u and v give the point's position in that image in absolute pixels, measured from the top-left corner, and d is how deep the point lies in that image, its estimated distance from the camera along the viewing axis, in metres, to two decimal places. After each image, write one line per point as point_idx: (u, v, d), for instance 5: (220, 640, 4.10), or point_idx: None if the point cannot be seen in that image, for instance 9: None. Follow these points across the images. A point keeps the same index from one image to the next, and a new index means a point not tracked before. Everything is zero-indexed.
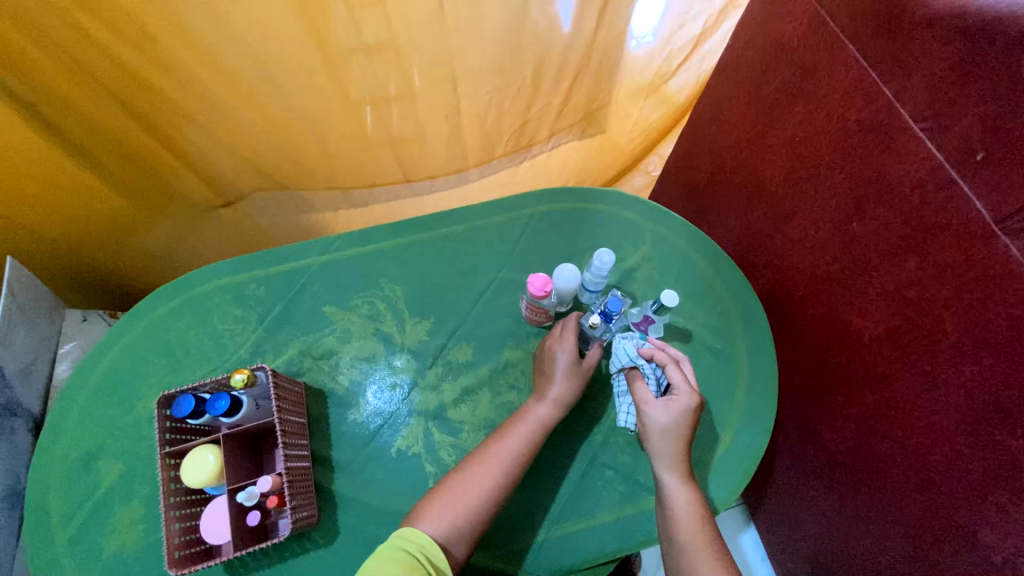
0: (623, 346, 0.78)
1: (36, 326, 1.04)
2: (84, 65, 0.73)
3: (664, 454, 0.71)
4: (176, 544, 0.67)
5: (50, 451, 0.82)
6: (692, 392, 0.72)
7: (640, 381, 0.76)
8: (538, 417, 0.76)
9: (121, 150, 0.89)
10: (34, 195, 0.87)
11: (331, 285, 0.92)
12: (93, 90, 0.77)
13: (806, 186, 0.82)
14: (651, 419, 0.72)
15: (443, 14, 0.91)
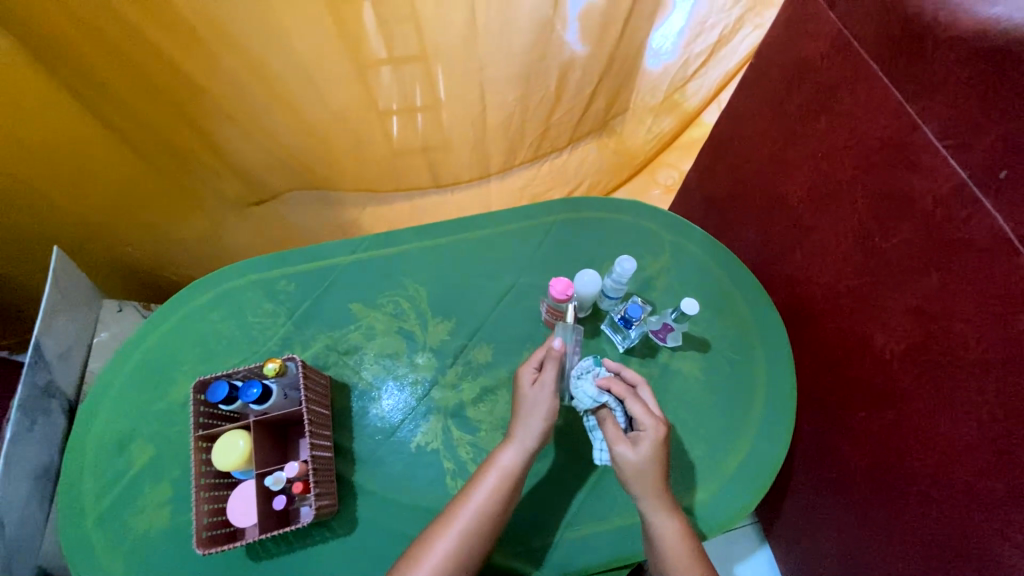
0: (582, 389, 0.70)
1: (77, 314, 1.09)
2: (142, 64, 0.79)
3: (644, 495, 0.67)
4: (204, 524, 0.69)
5: (86, 431, 0.86)
6: (656, 423, 0.67)
7: (610, 420, 0.70)
8: (504, 467, 0.69)
9: (168, 149, 0.94)
10: None
11: (358, 283, 0.95)
12: (146, 89, 0.82)
13: (827, 200, 0.83)
14: (624, 463, 0.67)
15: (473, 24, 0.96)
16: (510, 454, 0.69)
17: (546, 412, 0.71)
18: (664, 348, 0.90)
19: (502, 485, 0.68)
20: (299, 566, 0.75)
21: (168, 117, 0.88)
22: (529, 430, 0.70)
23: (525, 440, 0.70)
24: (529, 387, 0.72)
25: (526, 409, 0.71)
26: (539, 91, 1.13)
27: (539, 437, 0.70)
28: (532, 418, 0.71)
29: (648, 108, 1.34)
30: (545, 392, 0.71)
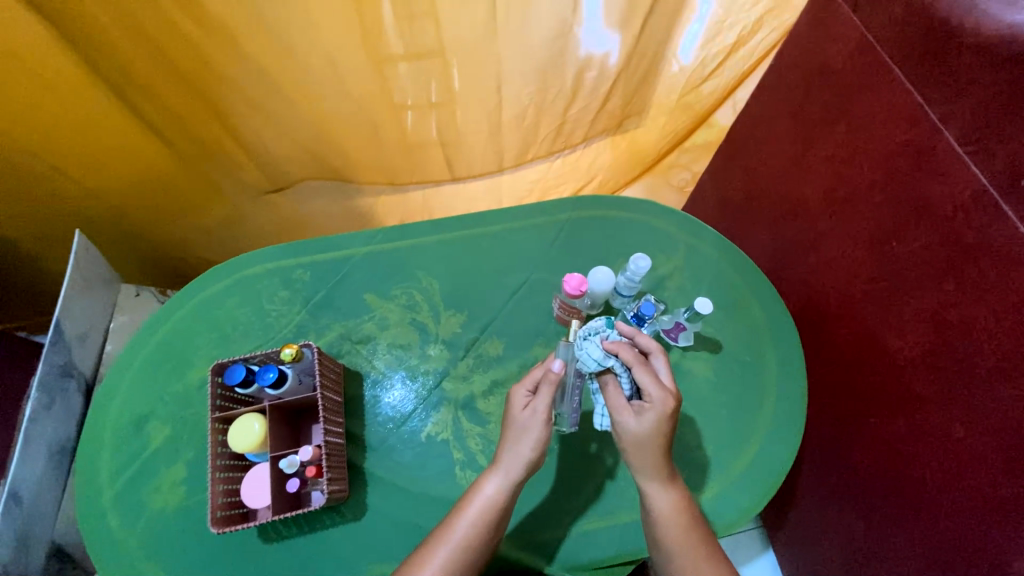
0: (587, 351, 0.68)
1: (95, 296, 1.11)
2: (167, 53, 0.80)
3: (642, 464, 0.67)
4: (219, 504, 0.71)
5: (105, 411, 0.88)
6: (663, 395, 0.65)
7: (613, 385, 0.68)
8: (489, 498, 0.67)
9: (189, 133, 0.95)
10: (111, 168, 0.96)
11: (373, 274, 0.96)
12: (170, 77, 0.84)
13: (844, 204, 0.82)
14: (624, 430, 0.66)
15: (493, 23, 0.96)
16: (494, 486, 0.67)
17: (535, 441, 0.68)
18: (675, 347, 0.90)
19: (483, 518, 0.66)
20: (310, 549, 0.77)
21: (190, 105, 0.90)
22: (517, 459, 0.67)
23: (511, 471, 0.67)
24: (521, 411, 0.69)
25: (516, 436, 0.68)
26: (556, 87, 1.14)
27: (526, 466, 0.68)
28: (519, 445, 0.68)
29: (661, 108, 1.32)
30: (536, 420, 0.67)
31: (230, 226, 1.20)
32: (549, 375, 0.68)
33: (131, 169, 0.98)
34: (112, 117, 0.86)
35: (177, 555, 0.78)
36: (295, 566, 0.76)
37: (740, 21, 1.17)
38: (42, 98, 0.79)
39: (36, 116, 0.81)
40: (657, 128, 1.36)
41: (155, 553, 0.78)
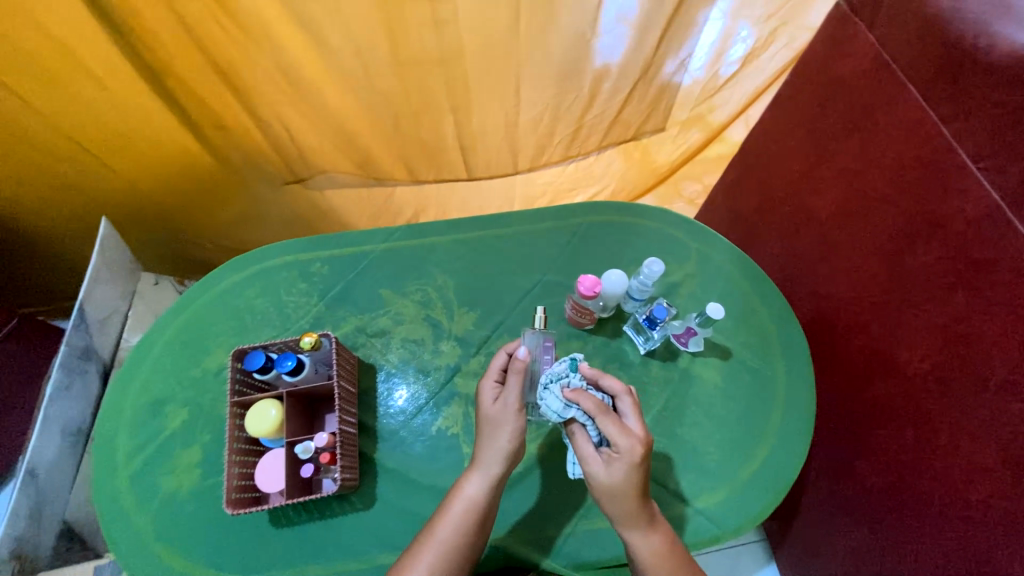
0: (546, 403, 0.68)
1: (118, 281, 1.15)
2: (201, 43, 0.85)
3: (620, 514, 0.66)
4: (234, 486, 0.72)
5: (124, 392, 0.90)
6: (628, 444, 0.62)
7: (580, 435, 0.68)
8: (470, 498, 0.68)
9: (218, 123, 1.00)
10: (144, 153, 1.01)
11: (389, 270, 0.99)
12: (206, 68, 0.89)
13: (857, 216, 0.84)
14: (597, 481, 0.65)
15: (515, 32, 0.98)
16: (475, 485, 0.69)
17: (511, 432, 0.70)
18: (685, 353, 0.91)
19: (466, 519, 0.67)
20: (319, 536, 0.78)
21: (219, 94, 0.94)
22: (494, 454, 0.70)
23: (489, 467, 0.69)
24: (492, 405, 0.72)
25: (491, 431, 0.71)
26: (573, 93, 1.16)
27: (505, 461, 0.70)
28: (495, 441, 0.70)
29: (673, 121, 1.38)
30: (509, 412, 0.71)
31: (253, 214, 1.24)
32: (514, 363, 0.71)
33: (162, 155, 1.03)
34: (147, 105, 0.92)
35: (189, 535, 0.79)
36: (304, 553, 0.77)
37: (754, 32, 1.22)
38: (83, 87, 0.85)
39: (79, 102, 0.88)
40: (666, 143, 1.41)
41: (167, 533, 0.79)
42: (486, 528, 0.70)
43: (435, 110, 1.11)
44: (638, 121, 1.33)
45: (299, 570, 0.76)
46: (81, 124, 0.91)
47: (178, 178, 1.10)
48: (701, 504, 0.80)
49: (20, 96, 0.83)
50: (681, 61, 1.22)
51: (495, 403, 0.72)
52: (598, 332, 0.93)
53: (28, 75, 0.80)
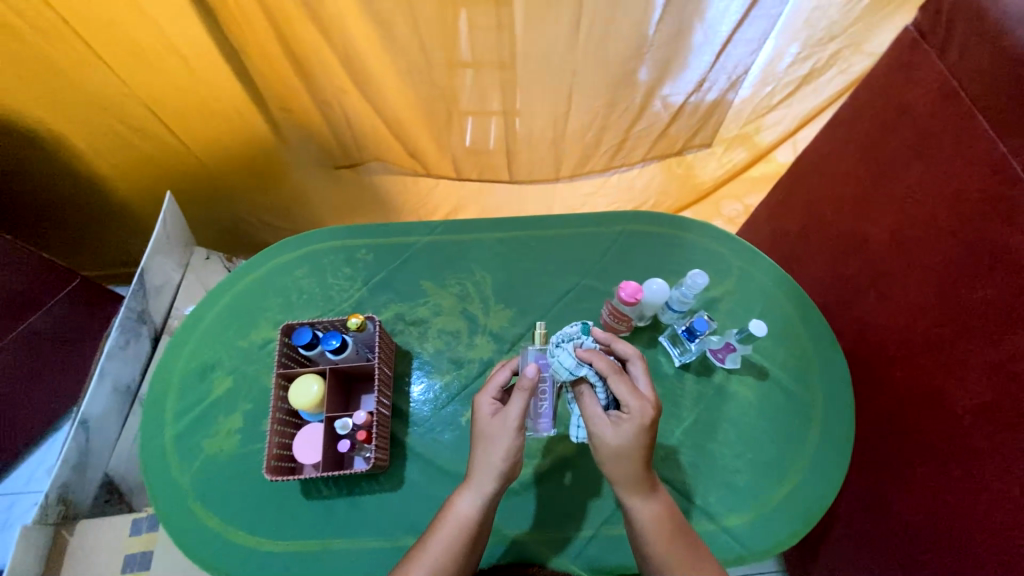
0: (559, 359, 0.69)
1: (174, 253, 1.21)
2: (280, 24, 0.91)
3: (621, 478, 0.67)
4: (273, 454, 0.76)
5: (176, 356, 0.95)
6: (640, 404, 0.65)
7: (588, 395, 0.69)
8: (462, 515, 0.67)
9: (283, 104, 1.08)
10: (213, 131, 1.09)
11: (431, 262, 1.01)
12: (278, 48, 0.95)
13: (912, 245, 0.82)
14: (602, 441, 0.67)
15: (571, 43, 1.00)
16: (467, 502, 0.67)
17: (507, 449, 0.67)
18: (720, 369, 0.90)
19: (457, 536, 0.66)
20: (346, 512, 0.80)
21: (282, 73, 1.00)
22: (488, 471, 0.67)
23: (482, 485, 0.67)
24: (489, 419, 0.69)
25: (486, 446, 0.68)
26: (623, 106, 1.16)
27: (499, 478, 0.67)
28: (489, 457, 0.68)
29: (719, 139, 1.36)
30: (506, 430, 0.67)
31: (305, 198, 1.31)
32: (522, 381, 0.67)
33: (229, 133, 1.10)
34: (223, 86, 0.99)
35: (225, 497, 0.83)
36: (330, 526, 0.79)
37: (812, 57, 1.20)
38: (171, 65, 0.93)
39: (164, 76, 0.95)
40: (710, 163, 1.40)
41: (205, 493, 0.83)
42: (479, 543, 0.69)
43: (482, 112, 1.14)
44: (684, 138, 1.32)
45: (325, 542, 0.78)
46: (162, 98, 1.00)
47: (241, 159, 1.17)
48: (728, 522, 0.79)
49: (115, 74, 0.93)
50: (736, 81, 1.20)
51: (493, 415, 0.70)
52: (634, 341, 0.93)
53: (120, 46, 0.88)
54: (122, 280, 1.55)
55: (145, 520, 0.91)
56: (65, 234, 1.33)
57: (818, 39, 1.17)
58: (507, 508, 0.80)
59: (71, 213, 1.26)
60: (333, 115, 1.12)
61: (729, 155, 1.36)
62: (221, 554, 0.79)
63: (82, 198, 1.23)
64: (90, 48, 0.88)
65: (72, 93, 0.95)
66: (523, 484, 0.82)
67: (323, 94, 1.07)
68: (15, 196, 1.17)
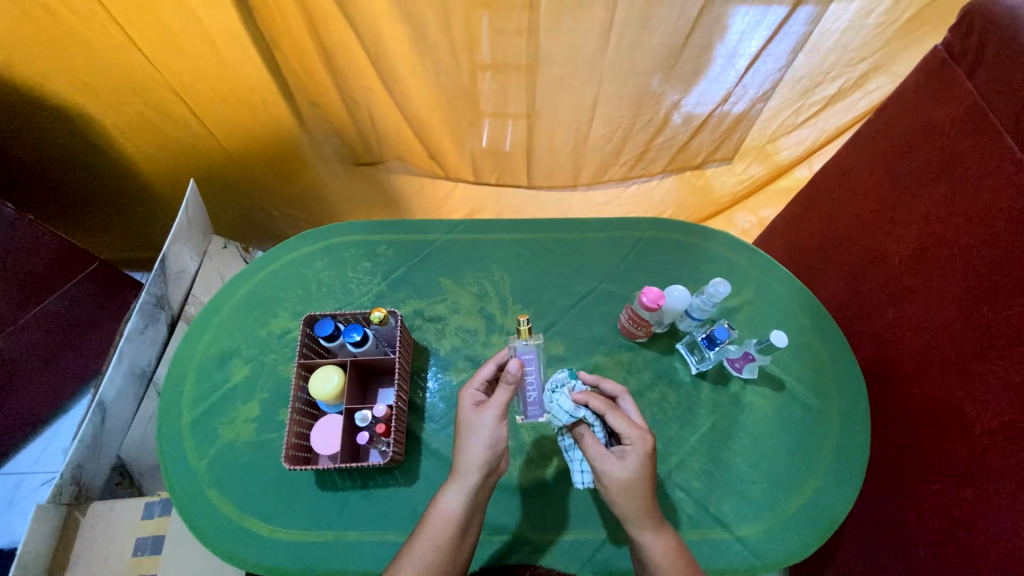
0: (558, 404, 0.72)
1: (194, 240, 1.20)
2: (312, 18, 0.92)
3: (632, 513, 0.67)
4: (291, 442, 0.77)
5: (195, 342, 0.96)
6: (640, 434, 0.68)
7: (589, 436, 0.71)
8: (447, 511, 0.67)
9: (310, 95, 1.09)
10: (238, 121, 1.10)
11: (450, 259, 1.02)
12: (310, 41, 0.97)
13: (934, 263, 0.82)
14: (611, 479, 0.68)
15: (598, 58, 1.00)
16: (452, 497, 0.68)
17: (489, 440, 0.69)
18: (737, 378, 0.91)
19: (443, 532, 0.67)
20: (360, 503, 0.80)
21: (310, 65, 1.01)
22: (470, 463, 0.68)
23: (465, 477, 0.68)
24: (472, 411, 0.71)
25: (467, 439, 0.70)
26: (645, 119, 1.17)
27: (481, 469, 0.68)
28: (470, 451, 0.69)
29: (738, 155, 1.37)
30: (488, 421, 0.69)
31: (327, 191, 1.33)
32: (507, 375, 0.69)
33: (255, 125, 1.12)
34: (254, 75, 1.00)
35: (241, 484, 0.83)
36: (344, 517, 0.80)
37: (842, 78, 1.17)
38: (202, 56, 0.94)
39: (193, 67, 0.97)
40: (727, 178, 1.41)
41: (221, 478, 0.84)
42: (466, 540, 0.69)
43: (503, 117, 1.15)
44: (702, 153, 1.33)
45: (338, 533, 0.79)
46: (188, 88, 1.01)
47: (263, 151, 1.18)
48: (741, 532, 0.79)
49: (144, 55, 0.93)
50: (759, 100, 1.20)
51: (474, 408, 0.71)
52: (651, 346, 0.94)
53: (153, 35, 0.89)
54: (140, 265, 1.57)
55: (158, 505, 0.90)
56: (87, 214, 1.34)
57: (850, 61, 1.13)
58: (520, 507, 0.81)
59: (91, 190, 1.27)
60: (359, 114, 1.14)
61: (746, 170, 1.37)
62: (234, 540, 0.79)
63: (104, 177, 1.23)
64: (123, 30, 0.88)
65: (102, 79, 0.97)
66: (537, 484, 0.82)
67: (350, 92, 1.08)
68: (37, 170, 1.18)
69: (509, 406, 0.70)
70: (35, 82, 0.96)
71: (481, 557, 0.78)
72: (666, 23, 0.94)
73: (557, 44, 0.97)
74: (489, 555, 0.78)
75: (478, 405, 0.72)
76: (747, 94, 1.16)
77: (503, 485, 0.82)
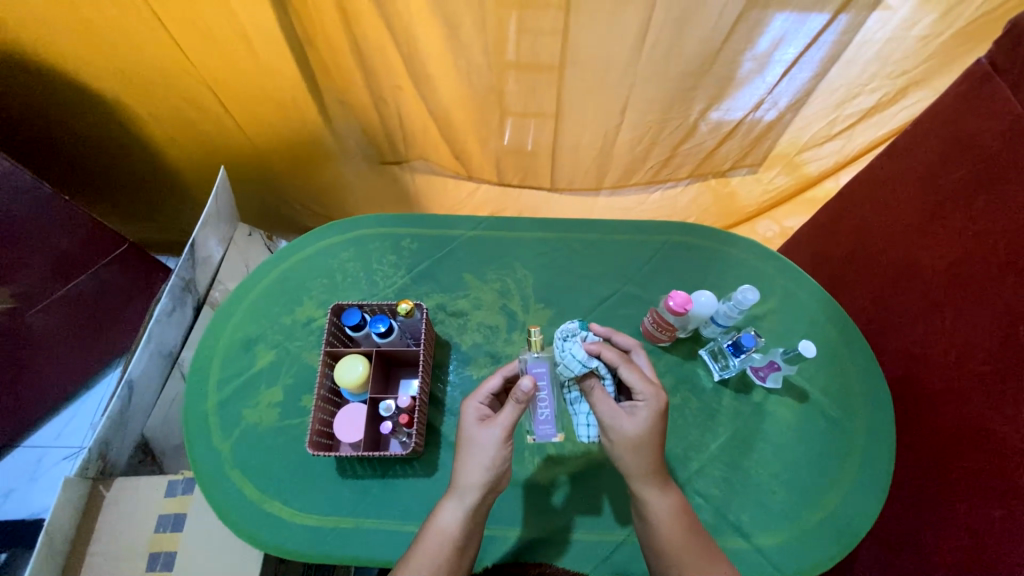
0: (570, 352, 0.69)
1: (222, 226, 1.23)
2: (345, 18, 0.92)
3: (637, 470, 0.67)
4: (315, 429, 0.79)
5: (221, 327, 0.97)
6: (652, 390, 0.68)
7: (600, 389, 0.69)
8: (446, 527, 0.66)
9: (339, 94, 1.09)
10: (265, 114, 1.12)
11: (474, 256, 1.03)
12: (343, 39, 0.97)
13: (969, 279, 0.80)
14: (619, 434, 0.67)
15: (631, 63, 0.99)
16: (451, 513, 0.66)
17: (492, 459, 0.67)
18: (760, 387, 0.90)
19: (440, 551, 0.65)
20: (379, 493, 0.81)
21: (341, 63, 1.02)
22: (472, 481, 0.67)
23: (465, 495, 0.67)
24: (476, 427, 0.69)
25: (470, 454, 0.68)
26: (674, 125, 1.16)
27: (482, 488, 0.67)
28: (472, 467, 0.67)
29: (766, 164, 1.36)
30: (491, 440, 0.67)
31: (352, 184, 1.34)
32: (516, 393, 0.66)
33: (284, 118, 1.13)
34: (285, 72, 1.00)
35: (264, 467, 0.85)
36: (362, 505, 0.81)
37: (882, 91, 1.16)
38: (236, 51, 0.96)
39: (227, 61, 0.98)
40: (753, 186, 1.40)
41: (243, 461, 0.85)
42: (463, 558, 0.68)
43: (528, 119, 1.14)
44: (729, 161, 1.32)
45: (358, 521, 0.80)
46: (217, 79, 1.02)
47: (292, 143, 1.20)
48: (760, 541, 0.78)
49: (177, 45, 0.94)
50: (792, 109, 1.19)
51: (479, 423, 0.70)
52: (673, 351, 0.93)
53: (188, 29, 0.91)
54: (169, 249, 1.61)
55: (181, 483, 0.91)
56: (120, 197, 1.38)
57: (891, 74, 1.11)
58: (537, 504, 0.81)
59: (125, 175, 1.30)
60: (387, 113, 1.14)
61: (771, 178, 1.36)
62: (255, 522, 0.81)
63: (138, 162, 1.26)
64: (159, 21, 0.89)
65: (138, 69, 0.99)
66: (555, 482, 0.83)
67: (380, 90, 1.08)
68: (76, 153, 1.21)
69: (514, 427, 0.68)
70: (76, 70, 0.98)
71: (497, 551, 0.78)
72: (706, 27, 0.93)
73: (592, 47, 0.96)
74: (505, 550, 0.78)
75: (482, 420, 0.70)
76: (780, 102, 1.14)
77: (521, 481, 0.83)
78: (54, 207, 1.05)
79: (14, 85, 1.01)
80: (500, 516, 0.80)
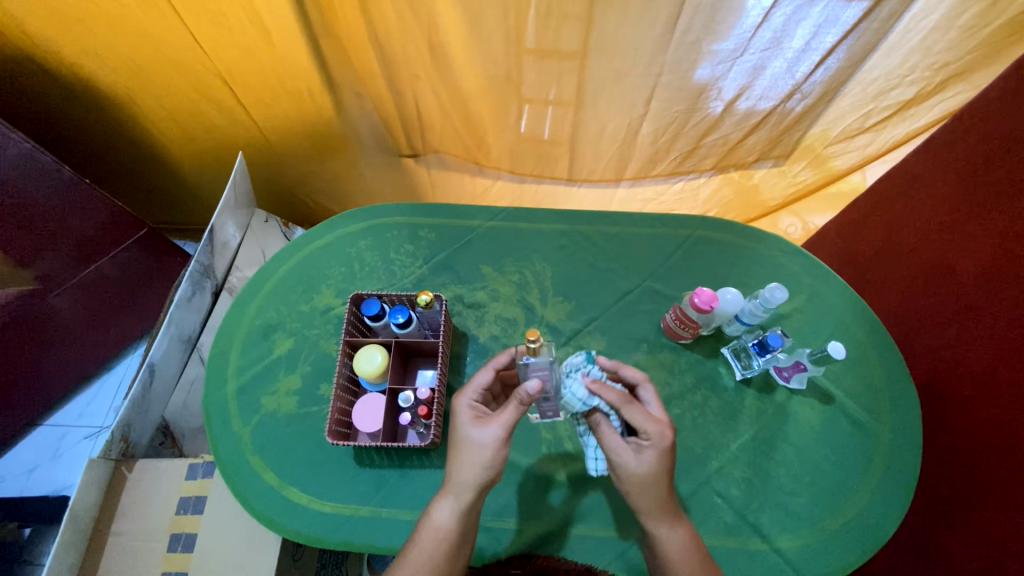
0: (571, 390, 0.66)
1: (240, 214, 1.23)
2: (364, 8, 0.90)
3: (648, 506, 0.65)
4: (334, 417, 0.80)
5: (240, 315, 0.98)
6: (658, 429, 0.64)
7: (606, 425, 0.67)
8: (442, 524, 0.65)
9: (355, 86, 1.07)
10: (278, 104, 1.10)
11: (491, 247, 1.01)
12: (361, 30, 0.94)
13: (1004, 283, 0.77)
14: (626, 472, 0.65)
15: (658, 51, 0.96)
16: (448, 511, 0.65)
17: (488, 460, 0.64)
18: (783, 388, 0.88)
19: (439, 546, 0.64)
20: (396, 483, 0.82)
21: (358, 52, 0.99)
22: (467, 479, 0.64)
23: (461, 492, 0.65)
24: (473, 427, 0.66)
25: (466, 455, 0.65)
26: (700, 113, 1.12)
27: (476, 488, 0.65)
28: (468, 468, 0.65)
29: (790, 160, 1.32)
30: (490, 440, 0.64)
31: (370, 174, 1.33)
32: (522, 397, 0.63)
33: (300, 108, 1.12)
34: (300, 62, 0.99)
35: (283, 452, 0.86)
36: (379, 494, 0.81)
37: (920, 84, 1.11)
38: (250, 40, 0.94)
39: (243, 51, 0.96)
40: (777, 181, 1.37)
41: (263, 447, 0.86)
42: (461, 553, 0.66)
43: (548, 108, 1.11)
44: (753, 155, 1.29)
45: (374, 510, 0.80)
46: (232, 68, 1.00)
47: (309, 134, 1.19)
48: (778, 541, 0.77)
49: (192, 36, 0.93)
50: (823, 103, 1.14)
51: (475, 423, 0.67)
52: (694, 349, 0.92)
53: (204, 18, 0.89)
54: (189, 233, 1.62)
55: (202, 466, 0.92)
56: (139, 183, 1.39)
57: (931, 66, 1.07)
58: (555, 499, 0.81)
59: (141, 162, 1.30)
60: (404, 103, 1.11)
61: (796, 173, 1.32)
62: (276, 506, 0.81)
63: (153, 148, 1.25)
64: (176, 13, 0.88)
65: (154, 57, 0.98)
66: (570, 478, 0.82)
67: (399, 80, 1.06)
68: (88, 138, 1.20)
69: (514, 426, 0.65)
70: (88, 61, 0.98)
71: (511, 543, 0.78)
72: (742, 10, 0.89)
73: (619, 33, 0.92)
74: (518, 543, 0.78)
75: (480, 419, 0.67)
76: (813, 92, 1.10)
77: (537, 474, 0.83)
78: (82, 191, 1.07)
79: (28, 72, 1.00)
80: (515, 509, 0.80)
